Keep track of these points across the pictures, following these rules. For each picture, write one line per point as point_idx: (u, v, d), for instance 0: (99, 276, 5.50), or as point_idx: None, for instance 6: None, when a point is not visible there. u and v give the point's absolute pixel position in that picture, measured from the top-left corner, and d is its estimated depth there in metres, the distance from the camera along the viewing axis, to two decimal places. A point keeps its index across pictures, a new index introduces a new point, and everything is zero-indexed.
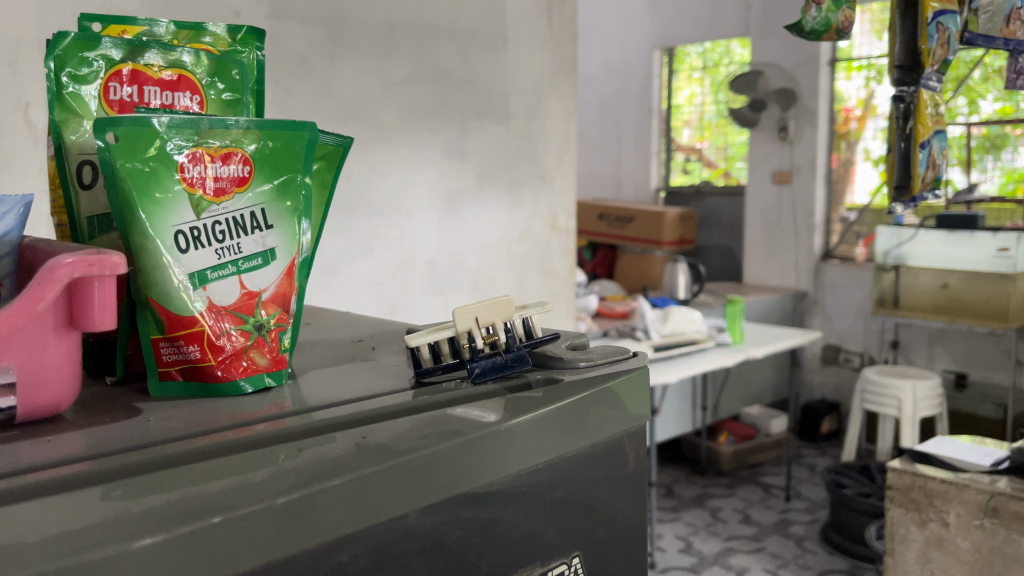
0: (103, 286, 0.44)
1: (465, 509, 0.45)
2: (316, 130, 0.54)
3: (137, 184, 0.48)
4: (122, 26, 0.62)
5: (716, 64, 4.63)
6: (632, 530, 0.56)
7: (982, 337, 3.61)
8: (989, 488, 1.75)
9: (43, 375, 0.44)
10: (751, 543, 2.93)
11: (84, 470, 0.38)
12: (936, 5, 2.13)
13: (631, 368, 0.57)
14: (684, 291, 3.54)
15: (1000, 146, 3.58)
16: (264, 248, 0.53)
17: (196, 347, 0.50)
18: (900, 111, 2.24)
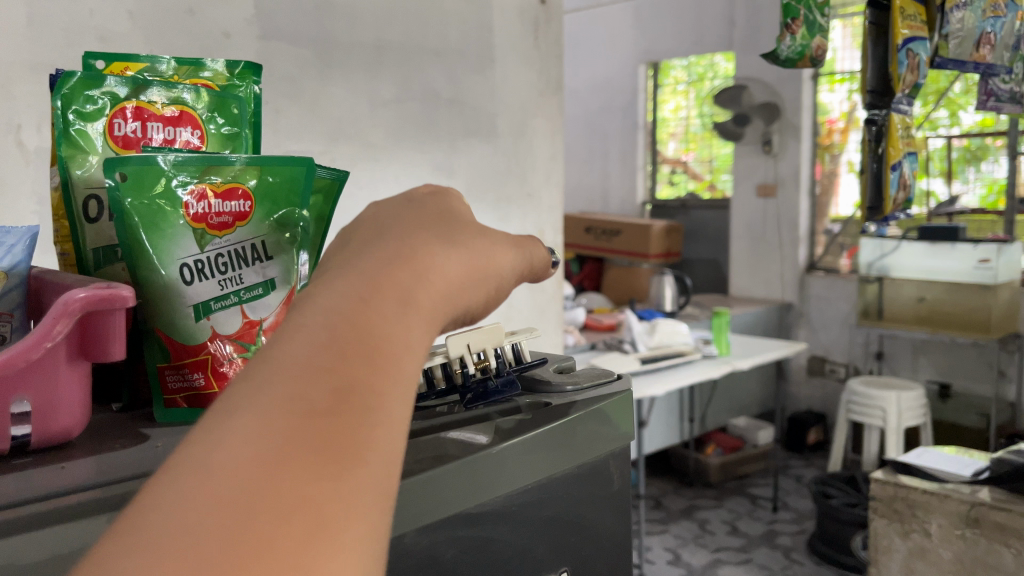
0: (115, 317, 0.47)
1: (460, 528, 0.47)
2: (315, 163, 0.55)
3: (145, 220, 0.50)
4: (124, 63, 0.65)
5: (700, 78, 4.69)
6: (617, 545, 0.59)
7: (964, 347, 3.66)
8: (969, 498, 1.79)
9: (58, 403, 0.47)
10: (739, 554, 2.96)
11: (101, 495, 0.41)
12: (906, 33, 2.18)
13: (616, 390, 0.60)
14: (671, 303, 3.57)
15: (980, 157, 3.63)
16: (265, 278, 0.54)
17: (200, 375, 0.53)
18: (872, 134, 2.29)
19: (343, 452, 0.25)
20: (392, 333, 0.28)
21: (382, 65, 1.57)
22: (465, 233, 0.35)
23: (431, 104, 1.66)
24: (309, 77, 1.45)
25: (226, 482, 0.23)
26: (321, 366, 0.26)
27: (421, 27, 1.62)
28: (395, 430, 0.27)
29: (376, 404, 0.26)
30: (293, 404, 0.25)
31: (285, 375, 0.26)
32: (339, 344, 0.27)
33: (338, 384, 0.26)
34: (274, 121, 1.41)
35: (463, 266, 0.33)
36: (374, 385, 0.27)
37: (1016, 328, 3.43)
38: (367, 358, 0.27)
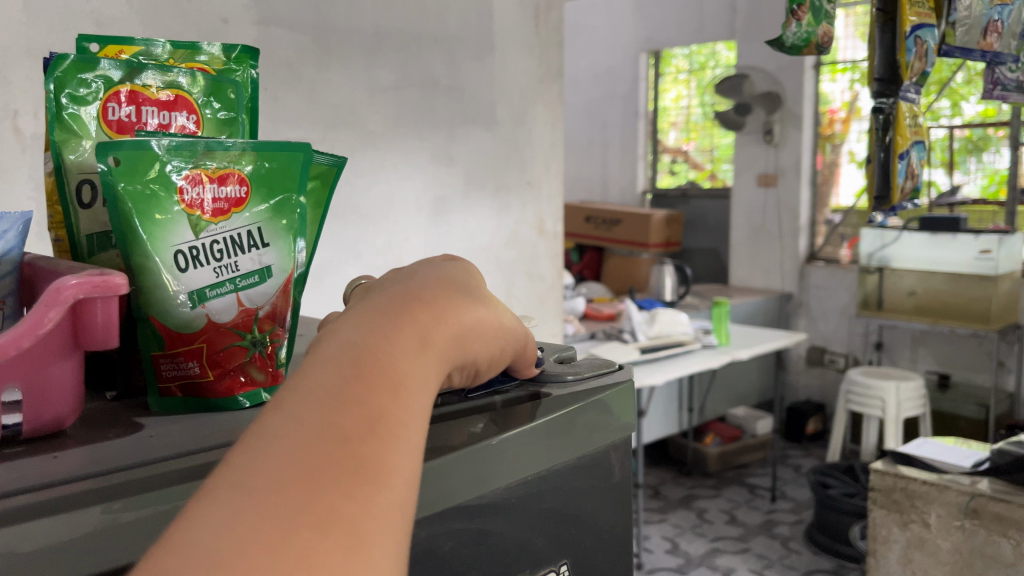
0: (106, 306, 0.46)
1: (459, 520, 0.47)
2: (312, 151, 0.56)
3: (139, 207, 0.49)
4: (119, 46, 0.64)
5: (701, 67, 4.66)
6: (617, 537, 0.58)
7: (964, 338, 3.66)
8: (969, 489, 1.78)
9: (48, 391, 0.46)
10: (738, 544, 2.96)
11: (92, 487, 0.40)
12: (914, 20, 2.16)
13: (616, 380, 0.59)
14: (671, 293, 3.56)
15: (982, 148, 3.61)
16: (261, 266, 0.54)
17: (195, 363, 0.52)
18: (878, 123, 2.28)
19: (376, 462, 0.30)
20: (406, 372, 0.34)
21: (382, 51, 1.55)
22: (458, 294, 0.41)
23: (430, 91, 1.64)
24: (307, 63, 1.44)
25: (281, 483, 0.28)
26: (351, 394, 0.32)
27: (420, 13, 1.61)
28: (411, 450, 0.32)
29: (397, 428, 0.32)
30: (333, 423, 0.30)
31: (323, 400, 0.31)
32: (364, 379, 0.33)
33: (368, 411, 0.31)
34: (272, 108, 1.39)
35: (459, 321, 0.40)
36: (397, 413, 0.32)
37: (1016, 319, 3.42)
38: (388, 392, 0.33)
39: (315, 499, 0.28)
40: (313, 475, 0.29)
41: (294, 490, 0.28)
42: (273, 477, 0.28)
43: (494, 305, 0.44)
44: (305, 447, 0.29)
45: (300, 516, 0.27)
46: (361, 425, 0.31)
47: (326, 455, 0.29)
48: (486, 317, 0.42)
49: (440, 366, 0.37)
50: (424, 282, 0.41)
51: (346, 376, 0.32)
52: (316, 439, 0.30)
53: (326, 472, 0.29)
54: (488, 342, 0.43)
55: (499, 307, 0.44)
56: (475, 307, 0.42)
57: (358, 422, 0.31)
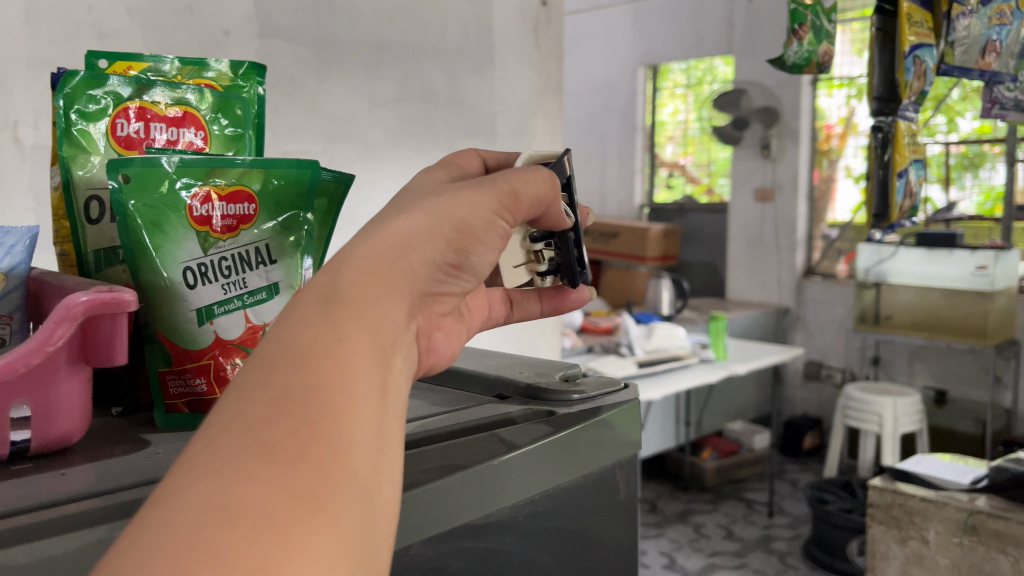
0: (116, 323, 0.46)
1: (467, 539, 0.47)
2: (321, 167, 0.55)
3: (148, 223, 0.50)
4: (128, 63, 0.64)
5: (699, 81, 4.69)
6: (621, 555, 0.58)
7: (961, 354, 3.66)
8: (968, 506, 1.78)
9: (57, 407, 0.46)
10: (735, 559, 2.95)
11: (102, 505, 0.40)
12: (913, 39, 2.17)
13: (622, 400, 0.60)
14: (668, 307, 3.56)
15: (978, 164, 3.62)
16: (268, 282, 0.54)
17: (203, 380, 0.52)
18: (877, 141, 2.30)
19: (295, 446, 0.27)
20: (319, 333, 0.31)
21: (382, 64, 1.52)
22: (397, 210, 0.38)
23: (430, 103, 1.61)
24: (308, 76, 1.40)
25: (187, 500, 0.25)
26: (287, 386, 0.29)
27: (421, 25, 1.57)
28: (346, 414, 0.29)
29: (321, 398, 0.29)
30: (246, 421, 0.27)
31: (254, 399, 0.28)
32: (270, 362, 0.29)
33: (278, 391, 0.28)
34: (273, 120, 1.36)
35: (395, 238, 0.36)
36: (312, 382, 0.29)
37: (1012, 335, 3.43)
38: (299, 362, 0.29)
39: (223, 505, 0.25)
40: (221, 479, 0.26)
41: (206, 501, 0.25)
42: (179, 496, 0.25)
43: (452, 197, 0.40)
44: (212, 455, 0.26)
45: (209, 525, 0.24)
46: (270, 410, 0.28)
47: (233, 455, 0.26)
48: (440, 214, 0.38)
49: (380, 300, 0.34)
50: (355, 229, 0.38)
51: (251, 366, 0.29)
52: (217, 447, 0.27)
53: (235, 471, 0.26)
54: (455, 228, 0.39)
55: (461, 192, 0.40)
56: (418, 216, 0.38)
57: (275, 409, 0.28)
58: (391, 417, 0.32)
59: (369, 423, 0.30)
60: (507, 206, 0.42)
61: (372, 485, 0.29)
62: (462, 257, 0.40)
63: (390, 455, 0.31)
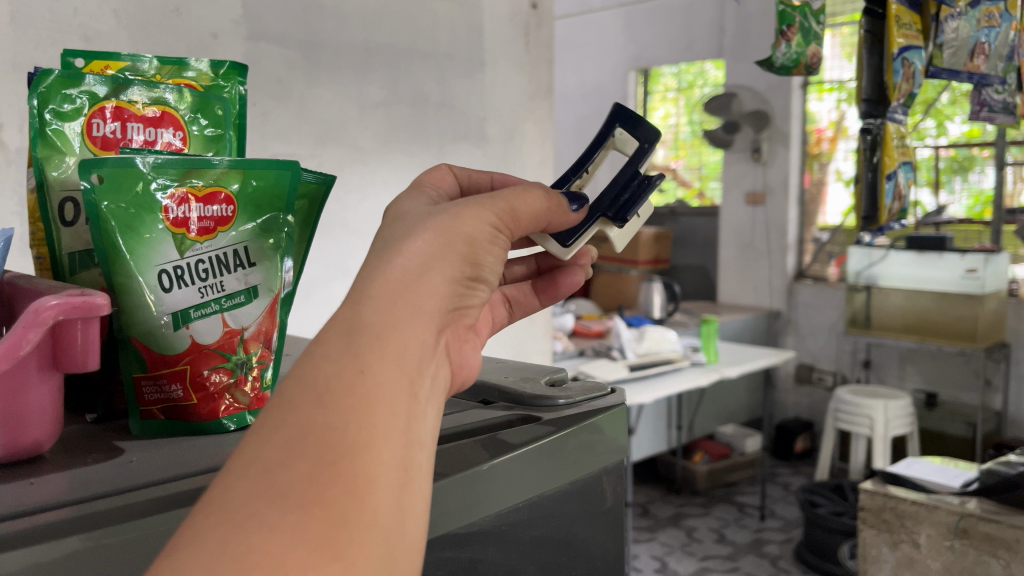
0: (87, 327, 0.45)
1: (448, 548, 0.46)
2: (301, 168, 0.54)
3: (122, 224, 0.48)
4: (105, 62, 0.63)
5: (690, 85, 4.70)
6: (609, 562, 0.57)
7: (951, 357, 3.66)
8: (959, 509, 1.78)
9: (25, 415, 0.45)
10: (727, 563, 2.94)
11: (70, 516, 0.39)
12: (902, 41, 2.16)
13: (609, 405, 0.59)
14: (660, 310, 3.55)
15: (967, 168, 3.63)
16: (247, 285, 0.53)
17: (179, 386, 0.51)
18: (866, 143, 2.30)
19: (312, 491, 0.28)
20: (339, 367, 0.31)
21: (372, 68, 1.50)
22: (411, 228, 0.37)
23: (420, 107, 1.60)
24: (297, 79, 1.39)
25: (205, 545, 0.27)
26: (306, 427, 0.29)
27: (411, 28, 1.55)
28: (364, 454, 0.29)
29: (341, 440, 0.29)
30: (262, 465, 0.28)
31: (273, 442, 0.29)
32: (292, 402, 0.30)
33: (295, 432, 0.29)
34: (261, 123, 1.34)
35: (411, 258, 0.35)
36: (331, 423, 0.29)
37: (1001, 338, 3.44)
38: (318, 401, 0.30)
39: (239, 553, 0.26)
40: (243, 522, 0.27)
41: (220, 550, 0.26)
42: (197, 544, 0.27)
43: (458, 214, 0.39)
44: (232, 502, 0.27)
45: None
46: (287, 453, 0.28)
47: (250, 503, 0.27)
48: (449, 233, 0.37)
49: (403, 323, 0.33)
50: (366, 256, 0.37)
51: (274, 404, 0.30)
52: (235, 492, 0.28)
53: (256, 518, 0.27)
54: (466, 245, 0.38)
55: (471, 208, 0.39)
56: (428, 233, 0.37)
57: (291, 452, 0.29)
58: (416, 444, 0.32)
59: (391, 460, 0.30)
60: (507, 221, 0.41)
61: (392, 525, 0.30)
62: (483, 268, 0.39)
63: (413, 483, 0.31)
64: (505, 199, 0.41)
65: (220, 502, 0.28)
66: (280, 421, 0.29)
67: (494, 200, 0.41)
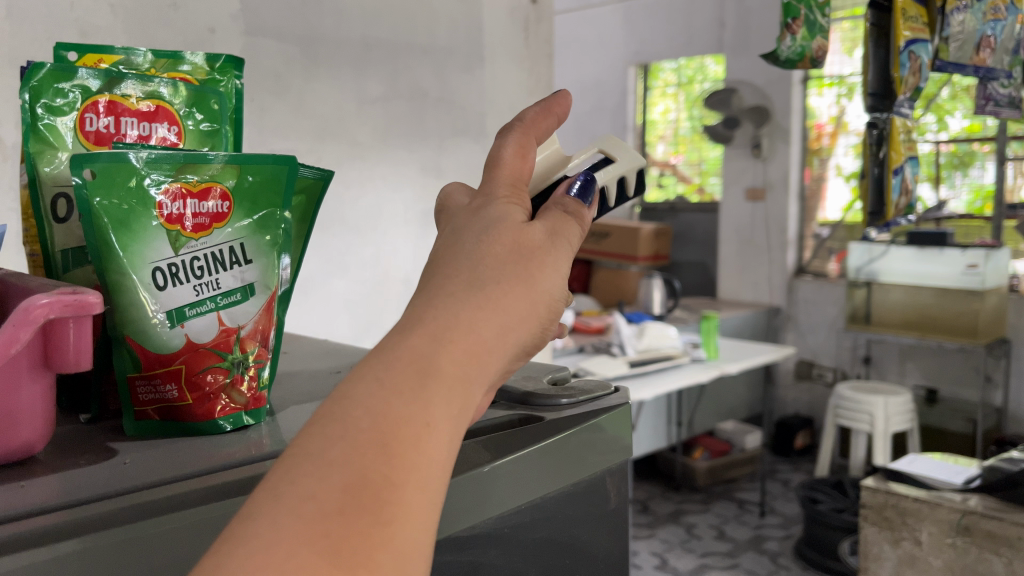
0: (79, 326, 0.44)
1: (449, 552, 0.45)
2: (299, 164, 0.53)
3: (115, 220, 0.47)
4: (98, 55, 0.62)
5: (689, 80, 4.68)
6: (612, 564, 0.56)
7: (951, 353, 3.65)
8: (961, 506, 1.77)
9: (17, 415, 0.44)
10: (726, 559, 2.94)
11: (62, 521, 0.38)
12: (907, 34, 2.15)
13: (612, 404, 0.58)
14: (659, 306, 3.53)
15: (968, 163, 3.62)
16: (243, 283, 0.52)
17: (173, 386, 0.50)
18: (873, 137, 2.29)
19: (359, 546, 0.27)
20: (409, 414, 0.30)
21: (371, 63, 1.49)
22: (498, 260, 0.35)
23: (420, 102, 1.58)
24: (295, 74, 1.37)
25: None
26: (363, 473, 0.28)
27: (409, 22, 1.54)
28: (413, 517, 0.28)
29: (396, 499, 0.28)
30: (308, 505, 0.27)
31: (327, 483, 0.27)
32: (352, 438, 0.29)
33: (351, 479, 0.28)
34: (259, 118, 1.33)
35: (491, 304, 0.33)
36: (387, 474, 0.28)
37: (1002, 334, 3.43)
38: (380, 447, 0.29)
39: None
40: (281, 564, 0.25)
41: None
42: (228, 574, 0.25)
43: (546, 260, 0.36)
44: (274, 537, 0.26)
45: None
46: (341, 499, 0.27)
47: (299, 548, 0.26)
48: (536, 287, 0.35)
49: (475, 378, 0.32)
50: (436, 267, 0.35)
51: (330, 432, 0.29)
52: (277, 529, 0.26)
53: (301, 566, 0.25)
54: (556, 299, 0.36)
55: (556, 256, 0.37)
56: (512, 279, 0.34)
57: (340, 497, 0.27)
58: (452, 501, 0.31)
59: (433, 525, 0.29)
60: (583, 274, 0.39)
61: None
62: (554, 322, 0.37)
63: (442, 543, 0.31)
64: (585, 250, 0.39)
65: (258, 541, 0.26)
66: (334, 461, 0.28)
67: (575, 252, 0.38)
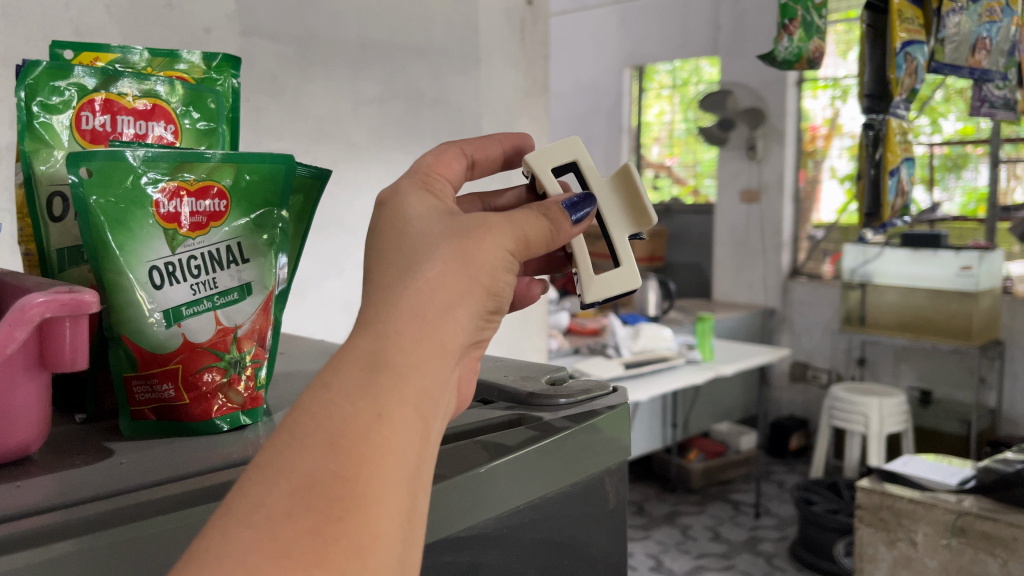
0: (76, 326, 0.43)
1: (449, 552, 0.44)
2: (295, 162, 0.53)
3: (111, 218, 0.47)
4: (94, 54, 0.61)
5: (684, 82, 4.69)
6: (611, 566, 0.56)
7: (945, 355, 3.66)
8: (955, 507, 1.77)
9: (14, 415, 0.44)
10: (722, 561, 2.94)
11: (59, 521, 0.38)
12: (903, 36, 2.15)
13: (609, 404, 0.58)
14: (654, 308, 3.54)
15: (961, 165, 3.63)
16: (240, 282, 0.52)
17: (170, 386, 0.49)
18: (869, 139, 2.31)
19: (317, 546, 0.27)
20: (357, 409, 0.31)
21: (366, 64, 1.49)
22: (433, 251, 0.36)
23: (416, 103, 1.58)
24: (290, 74, 1.37)
25: None
26: (317, 473, 0.29)
27: (406, 23, 1.53)
28: (372, 506, 0.29)
29: (352, 491, 0.29)
30: (260, 512, 0.28)
31: (281, 487, 0.28)
32: (305, 442, 0.30)
33: (305, 479, 0.29)
34: (254, 119, 1.32)
35: (429, 288, 0.35)
36: (342, 471, 0.29)
37: (996, 336, 3.44)
38: (331, 445, 0.30)
39: None
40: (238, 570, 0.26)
41: None
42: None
43: (478, 238, 0.38)
44: (231, 549, 0.27)
45: None
46: (292, 503, 0.28)
47: (253, 552, 0.27)
48: (469, 266, 0.37)
49: (424, 365, 0.33)
50: (372, 270, 0.36)
51: (282, 442, 0.30)
52: (234, 539, 0.27)
53: (250, 574, 0.26)
54: (489, 279, 0.38)
55: (488, 230, 0.39)
56: (442, 267, 0.36)
57: (291, 499, 0.28)
58: (420, 487, 0.32)
59: (398, 513, 0.30)
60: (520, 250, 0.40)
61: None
62: (498, 303, 0.39)
63: (414, 533, 0.31)
64: (517, 220, 0.40)
65: (215, 550, 0.27)
66: (286, 465, 0.29)
67: (507, 221, 0.40)
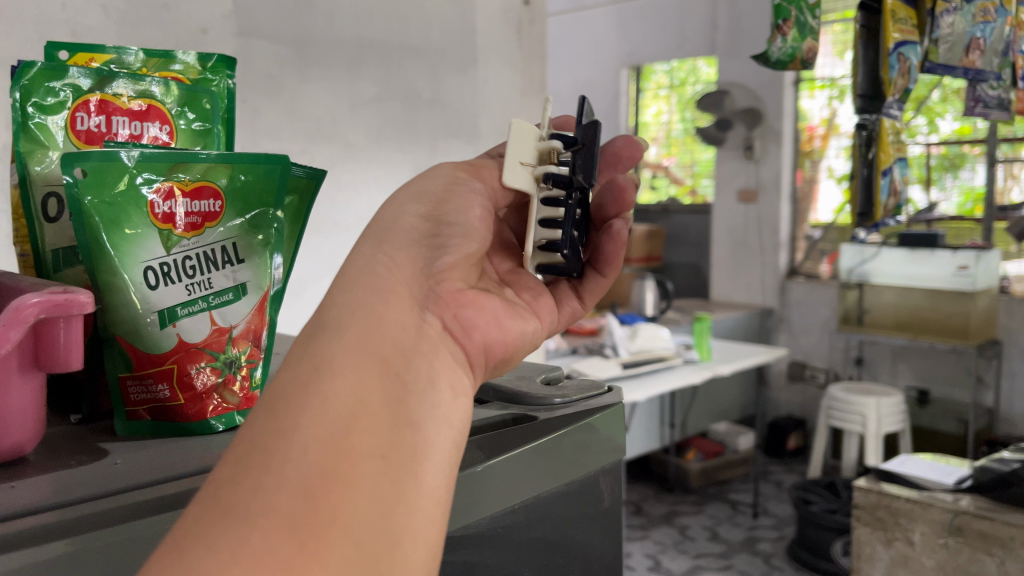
0: (70, 326, 0.43)
1: (445, 552, 0.45)
2: (290, 162, 0.53)
3: (106, 219, 0.47)
4: (89, 55, 0.61)
5: (681, 82, 4.69)
6: (606, 565, 0.56)
7: (942, 355, 3.67)
8: (953, 506, 1.77)
9: (8, 415, 0.44)
10: (720, 561, 2.94)
11: (56, 520, 0.38)
12: (898, 36, 2.15)
13: (604, 404, 0.58)
14: (652, 308, 3.54)
15: (958, 165, 3.63)
16: (235, 282, 0.52)
17: (165, 386, 0.49)
18: (862, 138, 2.32)
19: (279, 508, 0.32)
20: (300, 401, 0.36)
21: (363, 64, 1.49)
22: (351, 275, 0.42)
23: (412, 104, 1.58)
24: (287, 75, 1.37)
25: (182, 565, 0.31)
26: (271, 454, 0.34)
27: (402, 24, 1.53)
28: (325, 466, 0.34)
29: (302, 457, 0.34)
30: (232, 495, 0.33)
31: (248, 473, 0.33)
32: (262, 437, 0.35)
33: (264, 462, 0.34)
34: (251, 119, 1.32)
35: (351, 306, 0.41)
36: (291, 447, 0.34)
37: (993, 335, 3.44)
38: (281, 433, 0.35)
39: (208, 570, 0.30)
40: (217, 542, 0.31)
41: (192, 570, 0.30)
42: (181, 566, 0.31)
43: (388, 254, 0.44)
44: (209, 530, 0.32)
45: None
46: (257, 482, 0.33)
47: (226, 525, 0.32)
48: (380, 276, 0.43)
49: (354, 353, 0.39)
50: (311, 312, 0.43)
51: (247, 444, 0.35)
52: (212, 522, 0.32)
53: (226, 542, 0.31)
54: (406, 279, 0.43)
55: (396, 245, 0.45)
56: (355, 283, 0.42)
57: (255, 481, 0.33)
58: (386, 447, 0.36)
59: (358, 469, 0.35)
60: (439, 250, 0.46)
61: (369, 524, 0.34)
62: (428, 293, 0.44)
63: (386, 484, 0.35)
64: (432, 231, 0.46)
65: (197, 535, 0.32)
66: (250, 459, 0.34)
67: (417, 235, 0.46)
